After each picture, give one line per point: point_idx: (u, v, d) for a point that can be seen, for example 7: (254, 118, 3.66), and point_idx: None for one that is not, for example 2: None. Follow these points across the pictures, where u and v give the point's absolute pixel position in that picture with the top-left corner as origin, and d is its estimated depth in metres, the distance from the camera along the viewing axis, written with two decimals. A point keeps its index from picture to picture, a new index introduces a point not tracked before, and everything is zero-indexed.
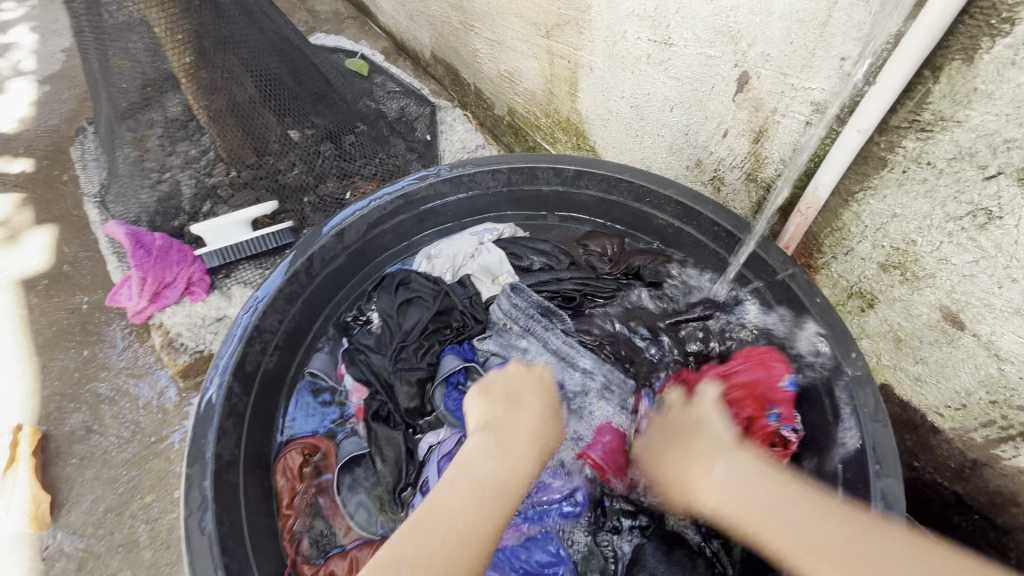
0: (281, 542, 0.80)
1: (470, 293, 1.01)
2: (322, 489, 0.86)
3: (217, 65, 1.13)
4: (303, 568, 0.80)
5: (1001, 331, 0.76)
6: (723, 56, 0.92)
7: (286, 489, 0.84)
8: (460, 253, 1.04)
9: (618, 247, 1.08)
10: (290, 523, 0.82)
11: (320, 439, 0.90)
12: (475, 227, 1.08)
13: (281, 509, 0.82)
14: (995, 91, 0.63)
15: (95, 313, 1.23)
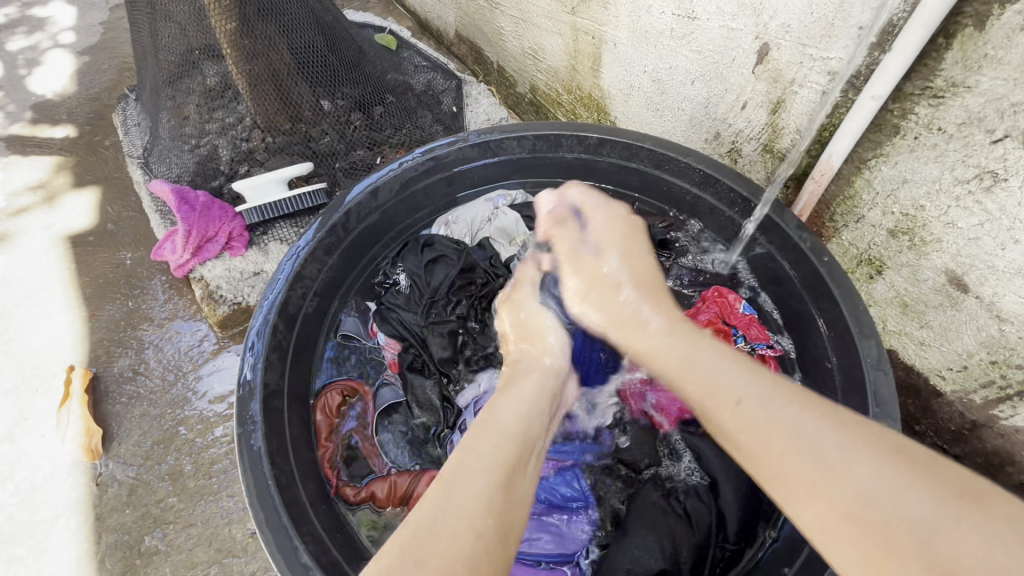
0: (322, 468, 0.87)
1: (489, 255, 1.06)
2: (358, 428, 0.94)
3: (259, 32, 1.17)
4: (345, 491, 0.86)
5: (1003, 292, 0.80)
6: (745, 28, 0.96)
7: (325, 423, 0.91)
8: (477, 217, 1.11)
9: (627, 208, 1.10)
10: (328, 453, 0.89)
11: (356, 383, 0.98)
12: (490, 193, 1.14)
13: (320, 439, 0.89)
14: (1003, 57, 0.67)
15: (138, 268, 1.30)
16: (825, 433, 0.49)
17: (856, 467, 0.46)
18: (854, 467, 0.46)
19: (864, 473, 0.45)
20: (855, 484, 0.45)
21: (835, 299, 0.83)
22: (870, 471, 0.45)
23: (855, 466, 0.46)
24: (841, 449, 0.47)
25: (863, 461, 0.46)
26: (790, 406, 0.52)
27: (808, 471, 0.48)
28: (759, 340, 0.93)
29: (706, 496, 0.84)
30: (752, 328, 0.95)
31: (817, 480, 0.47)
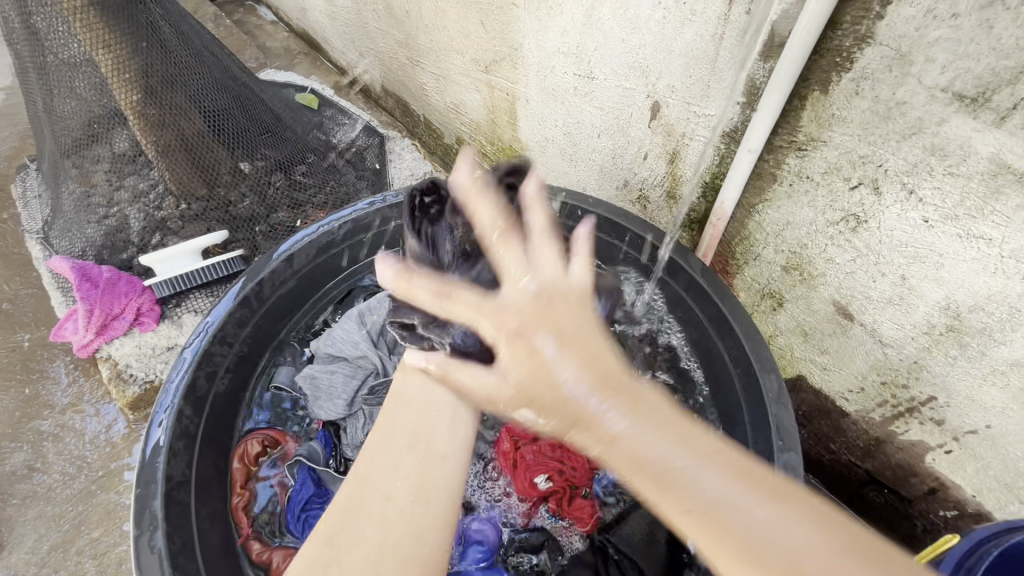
0: (233, 518, 0.85)
1: None
2: (275, 476, 0.91)
3: (165, 101, 1.16)
4: (252, 543, 0.85)
5: (881, 319, 0.87)
6: (637, 88, 1.03)
7: (241, 472, 0.89)
8: None
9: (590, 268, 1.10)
10: (242, 503, 0.87)
11: (281, 433, 0.95)
12: None
13: (235, 487, 0.87)
14: (846, 116, 0.74)
15: (37, 350, 1.20)
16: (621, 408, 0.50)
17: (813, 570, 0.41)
18: (753, 507, 0.44)
19: (752, 515, 0.44)
20: (746, 521, 0.44)
21: (739, 336, 0.88)
22: (804, 543, 0.42)
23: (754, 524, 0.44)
24: (791, 519, 0.44)
25: (748, 495, 0.45)
26: (618, 403, 0.51)
27: (756, 529, 0.43)
28: (576, 483, 0.94)
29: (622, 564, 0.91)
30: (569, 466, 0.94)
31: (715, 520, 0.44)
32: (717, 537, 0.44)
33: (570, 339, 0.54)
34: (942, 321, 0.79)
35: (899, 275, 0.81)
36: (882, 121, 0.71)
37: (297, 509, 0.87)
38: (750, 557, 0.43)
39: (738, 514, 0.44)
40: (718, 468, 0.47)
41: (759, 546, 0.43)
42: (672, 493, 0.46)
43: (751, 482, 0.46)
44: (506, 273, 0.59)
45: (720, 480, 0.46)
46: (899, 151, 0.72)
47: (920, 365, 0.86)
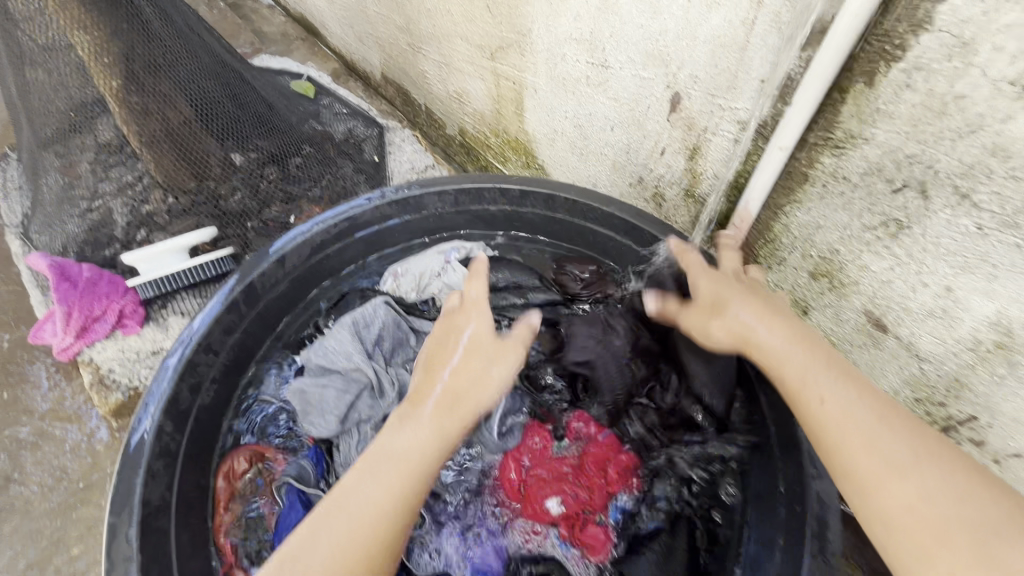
0: (215, 544, 0.79)
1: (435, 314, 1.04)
2: (261, 496, 0.83)
3: (148, 88, 1.09)
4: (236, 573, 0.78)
5: (919, 333, 0.81)
6: (656, 78, 0.96)
7: (225, 491, 0.82)
8: (427, 271, 1.02)
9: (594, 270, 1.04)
10: (224, 526, 0.80)
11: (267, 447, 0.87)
12: (442, 245, 1.05)
13: (217, 508, 0.81)
14: (893, 111, 0.67)
15: (16, 351, 1.14)
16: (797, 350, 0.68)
17: (945, 513, 0.55)
18: (920, 473, 0.58)
19: (904, 487, 0.58)
20: (895, 491, 0.58)
21: None
22: (918, 491, 0.57)
23: (921, 468, 0.58)
24: (943, 470, 0.58)
25: (935, 470, 0.58)
26: (813, 360, 0.67)
27: (871, 468, 0.59)
28: (590, 507, 0.88)
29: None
30: (581, 488, 0.89)
31: (895, 471, 0.58)
32: (903, 464, 0.59)
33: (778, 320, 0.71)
34: (990, 336, 0.73)
35: (943, 285, 0.74)
36: (935, 118, 0.64)
37: (286, 537, 0.79)
38: (913, 509, 0.56)
39: (878, 466, 0.59)
40: (882, 423, 0.61)
41: (909, 522, 0.56)
42: (853, 421, 0.62)
43: (894, 421, 0.62)
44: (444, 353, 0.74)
45: (906, 446, 0.60)
46: (953, 151, 0.65)
47: (960, 382, 0.79)
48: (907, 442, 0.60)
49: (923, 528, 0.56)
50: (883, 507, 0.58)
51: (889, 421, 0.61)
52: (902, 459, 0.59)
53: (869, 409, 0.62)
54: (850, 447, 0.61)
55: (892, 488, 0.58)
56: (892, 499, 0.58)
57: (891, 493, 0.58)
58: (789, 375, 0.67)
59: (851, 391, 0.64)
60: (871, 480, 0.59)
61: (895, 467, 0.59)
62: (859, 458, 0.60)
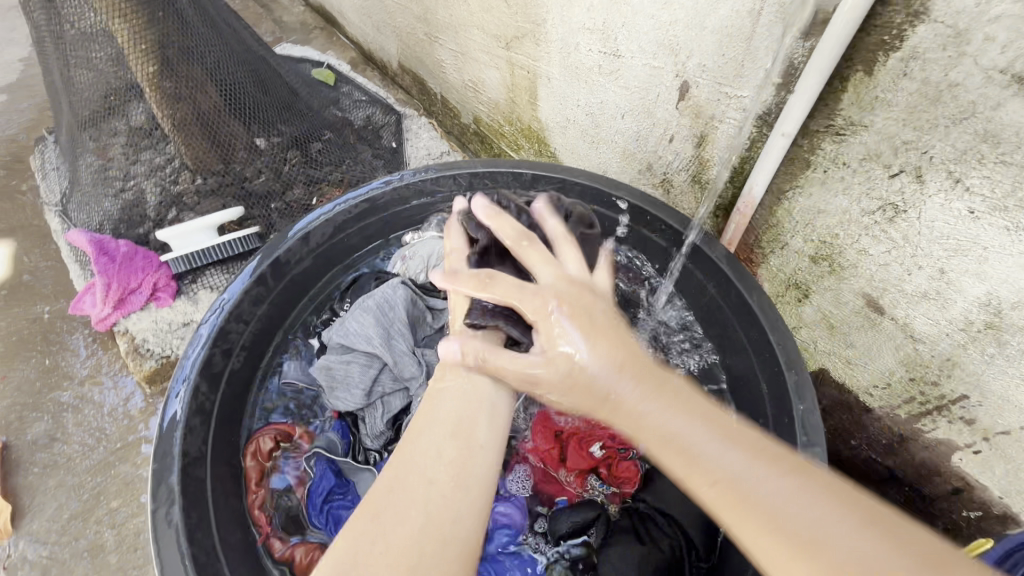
0: (251, 517, 0.84)
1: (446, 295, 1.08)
2: (291, 471, 0.91)
3: (180, 74, 1.15)
4: (273, 543, 0.84)
5: (913, 314, 0.84)
6: (665, 67, 0.99)
7: (255, 469, 0.88)
8: (434, 253, 1.06)
9: None
10: (258, 501, 0.86)
11: (292, 426, 0.94)
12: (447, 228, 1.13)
13: (250, 485, 0.86)
14: (891, 99, 0.70)
15: (56, 322, 1.21)
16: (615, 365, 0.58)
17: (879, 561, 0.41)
18: (830, 525, 0.44)
19: (784, 501, 0.46)
20: (842, 551, 0.42)
21: (764, 328, 0.86)
22: (820, 514, 0.44)
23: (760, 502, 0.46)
24: (844, 515, 0.44)
25: (780, 478, 0.47)
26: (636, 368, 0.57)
27: (798, 529, 0.44)
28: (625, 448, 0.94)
29: (667, 527, 0.88)
30: (619, 429, 0.94)
31: (772, 518, 0.45)
32: (728, 449, 0.49)
33: (681, 305, 0.58)
34: (981, 317, 0.76)
35: (937, 268, 0.77)
36: (930, 105, 0.67)
37: (320, 501, 0.89)
38: (775, 527, 0.45)
39: (761, 491, 0.46)
40: (790, 477, 0.47)
41: (767, 518, 0.45)
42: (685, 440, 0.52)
43: (808, 481, 0.47)
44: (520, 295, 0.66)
45: (735, 454, 0.49)
46: (947, 137, 0.68)
47: (953, 362, 0.83)
48: (812, 487, 0.46)
49: (806, 552, 0.43)
50: (841, 552, 0.42)
51: (790, 465, 0.48)
52: (810, 508, 0.45)
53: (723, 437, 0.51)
54: (727, 509, 0.47)
55: (781, 523, 0.45)
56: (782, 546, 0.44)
57: (748, 536, 0.47)
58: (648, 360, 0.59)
59: (717, 439, 0.51)
60: (726, 480, 0.48)
61: (765, 518, 0.45)
62: (755, 489, 0.47)
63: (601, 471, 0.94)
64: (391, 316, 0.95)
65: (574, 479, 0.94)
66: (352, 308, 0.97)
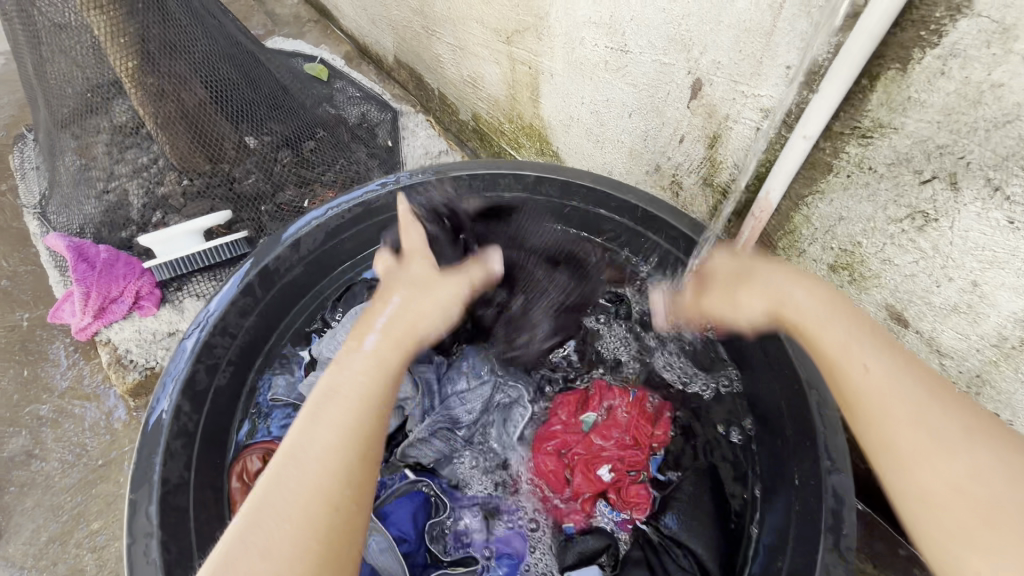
0: None
1: None
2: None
3: (163, 69, 1.09)
4: None
5: (941, 328, 0.79)
6: (676, 63, 0.94)
7: (241, 492, 0.82)
8: None
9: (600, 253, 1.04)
10: None
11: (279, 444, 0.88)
12: None
13: (235, 511, 0.81)
14: (927, 100, 0.65)
15: (36, 331, 1.15)
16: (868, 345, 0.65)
17: (1011, 502, 0.53)
18: (961, 458, 0.56)
19: (964, 464, 0.56)
20: (954, 471, 0.56)
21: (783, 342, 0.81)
22: (974, 469, 0.55)
23: (956, 538, 0.54)
24: (992, 454, 0.56)
25: (956, 430, 0.58)
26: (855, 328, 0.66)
27: (936, 455, 0.57)
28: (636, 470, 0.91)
29: (682, 558, 0.84)
30: (629, 450, 0.91)
31: (987, 512, 0.53)
32: (933, 423, 0.58)
33: (840, 305, 0.69)
34: (1016, 333, 0.71)
35: (969, 280, 0.72)
36: (969, 106, 0.62)
37: None
38: (991, 525, 0.53)
39: (956, 452, 0.56)
40: (970, 435, 0.57)
41: (947, 489, 0.55)
42: (928, 427, 0.58)
43: (992, 433, 0.58)
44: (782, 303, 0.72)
45: (972, 449, 0.56)
46: (987, 141, 0.63)
47: (982, 379, 0.78)
48: (983, 441, 0.57)
49: (987, 515, 0.53)
50: (995, 507, 0.53)
51: (961, 424, 0.58)
52: (950, 440, 0.57)
53: (918, 396, 0.60)
54: (904, 453, 0.58)
55: (989, 516, 0.53)
56: (985, 525, 0.53)
57: (927, 477, 0.57)
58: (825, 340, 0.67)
59: (914, 383, 0.61)
60: (907, 456, 0.58)
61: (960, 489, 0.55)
62: (907, 462, 0.58)
63: (610, 496, 0.91)
64: None
65: (584, 504, 0.90)
66: (342, 323, 0.94)
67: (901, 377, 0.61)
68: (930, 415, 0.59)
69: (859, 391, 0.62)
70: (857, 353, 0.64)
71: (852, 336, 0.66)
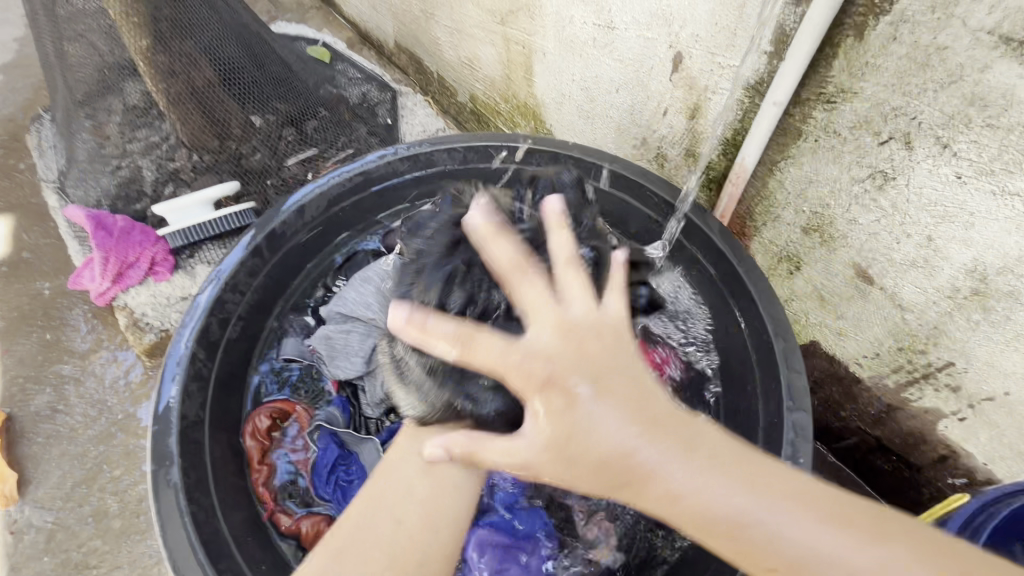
0: (257, 492, 0.88)
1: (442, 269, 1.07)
2: (293, 449, 0.94)
3: (174, 49, 1.16)
4: (279, 517, 0.88)
5: (902, 284, 0.85)
6: (659, 38, 0.99)
7: (256, 448, 0.91)
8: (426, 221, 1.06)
9: None
10: (260, 479, 0.89)
11: (289, 403, 0.97)
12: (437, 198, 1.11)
13: (253, 464, 0.90)
14: (881, 64, 0.70)
15: (57, 298, 1.22)
16: (662, 449, 0.55)
17: (756, 516, 0.53)
18: (792, 533, 0.53)
19: (779, 519, 0.53)
20: (795, 551, 0.52)
21: (752, 297, 0.88)
22: (806, 535, 0.52)
23: (773, 518, 0.53)
24: (767, 510, 0.53)
25: (783, 511, 0.53)
26: (668, 447, 0.55)
27: (783, 556, 0.52)
28: None
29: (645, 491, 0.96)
30: None
31: (769, 540, 0.53)
32: (711, 532, 0.54)
33: (678, 449, 0.55)
34: (968, 284, 0.77)
35: (925, 236, 0.78)
36: (919, 69, 0.68)
37: (326, 473, 0.91)
38: None
39: (757, 519, 0.53)
40: (752, 491, 0.54)
41: (789, 566, 0.52)
42: (619, 471, 0.55)
43: (778, 500, 0.54)
44: (561, 410, 0.55)
45: (745, 500, 0.54)
46: (935, 101, 0.68)
47: (939, 330, 0.84)
48: (785, 501, 0.54)
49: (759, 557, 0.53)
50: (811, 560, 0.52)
51: (738, 471, 0.55)
52: (743, 506, 0.53)
53: (716, 480, 0.54)
54: (730, 526, 0.53)
55: (771, 565, 0.53)
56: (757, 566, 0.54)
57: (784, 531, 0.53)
58: (607, 444, 0.54)
59: (722, 485, 0.54)
60: (733, 522, 0.53)
61: (737, 524, 0.53)
62: (701, 505, 0.54)
63: None
64: (393, 285, 0.97)
65: None
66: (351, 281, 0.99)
67: (638, 451, 0.54)
68: (718, 485, 0.54)
69: (692, 518, 0.54)
70: (614, 424, 0.55)
71: (611, 434, 0.54)
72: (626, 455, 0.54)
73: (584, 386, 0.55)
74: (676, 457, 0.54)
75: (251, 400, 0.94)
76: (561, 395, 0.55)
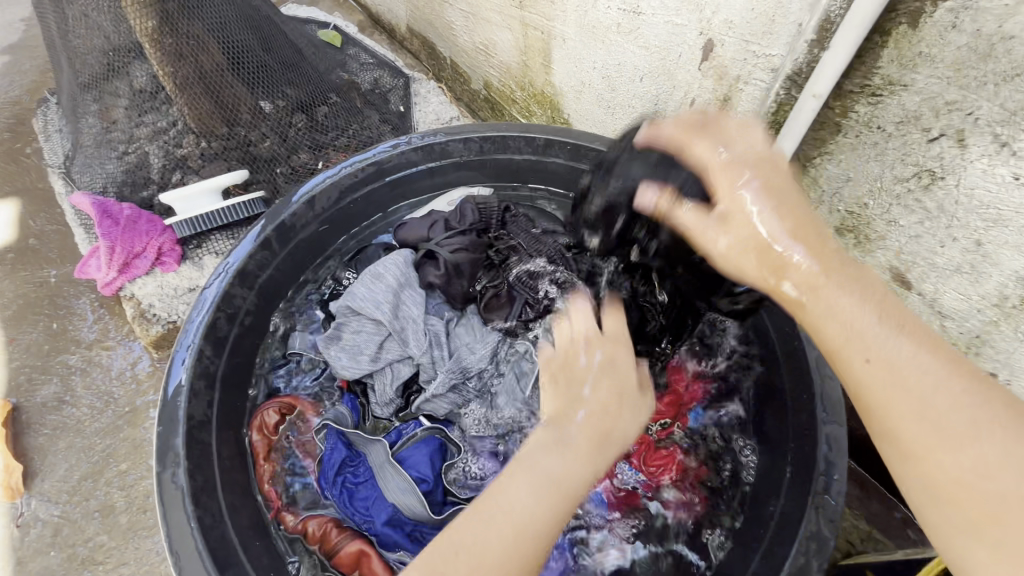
0: (262, 490, 0.85)
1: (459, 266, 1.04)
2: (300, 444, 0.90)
3: (182, 30, 1.11)
4: (284, 517, 0.84)
5: (943, 289, 0.80)
6: (689, 24, 0.93)
7: (262, 443, 0.87)
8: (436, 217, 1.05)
9: None
10: (266, 475, 0.86)
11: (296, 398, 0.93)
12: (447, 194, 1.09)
13: (258, 459, 0.86)
14: (937, 54, 0.65)
15: (63, 286, 1.20)
16: (935, 363, 0.49)
17: (983, 438, 0.46)
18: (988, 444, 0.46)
19: (984, 437, 0.46)
20: (994, 487, 0.45)
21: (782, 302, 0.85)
22: (1003, 448, 0.46)
23: (989, 434, 0.46)
24: (975, 409, 0.47)
25: (965, 396, 0.48)
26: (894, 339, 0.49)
27: (963, 466, 0.46)
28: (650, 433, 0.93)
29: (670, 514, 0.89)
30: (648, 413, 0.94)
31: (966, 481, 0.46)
32: (929, 416, 0.47)
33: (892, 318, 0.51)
34: (1017, 292, 0.73)
35: (973, 240, 0.73)
36: (979, 60, 0.63)
37: (333, 475, 0.86)
38: (955, 502, 0.46)
39: (959, 416, 0.47)
40: (969, 394, 0.48)
41: (954, 481, 0.47)
42: (855, 344, 0.50)
43: (989, 404, 0.47)
44: (773, 243, 0.54)
45: (969, 399, 0.47)
46: (995, 96, 0.63)
47: (982, 339, 0.79)
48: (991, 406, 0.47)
49: (954, 484, 0.46)
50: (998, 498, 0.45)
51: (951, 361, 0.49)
52: (954, 396, 0.47)
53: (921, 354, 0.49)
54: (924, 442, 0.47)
55: (963, 499, 0.46)
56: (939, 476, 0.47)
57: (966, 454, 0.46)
58: (829, 329, 0.52)
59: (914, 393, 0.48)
60: (921, 444, 0.48)
61: (942, 425, 0.47)
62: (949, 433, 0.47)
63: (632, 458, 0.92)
64: (401, 283, 0.95)
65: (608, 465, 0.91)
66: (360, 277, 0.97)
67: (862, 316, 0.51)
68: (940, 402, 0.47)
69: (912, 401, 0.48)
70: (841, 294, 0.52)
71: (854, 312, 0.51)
72: (848, 333, 0.51)
73: (751, 184, 0.56)
74: (901, 324, 0.50)
75: (255, 397, 0.91)
76: (771, 272, 0.54)
